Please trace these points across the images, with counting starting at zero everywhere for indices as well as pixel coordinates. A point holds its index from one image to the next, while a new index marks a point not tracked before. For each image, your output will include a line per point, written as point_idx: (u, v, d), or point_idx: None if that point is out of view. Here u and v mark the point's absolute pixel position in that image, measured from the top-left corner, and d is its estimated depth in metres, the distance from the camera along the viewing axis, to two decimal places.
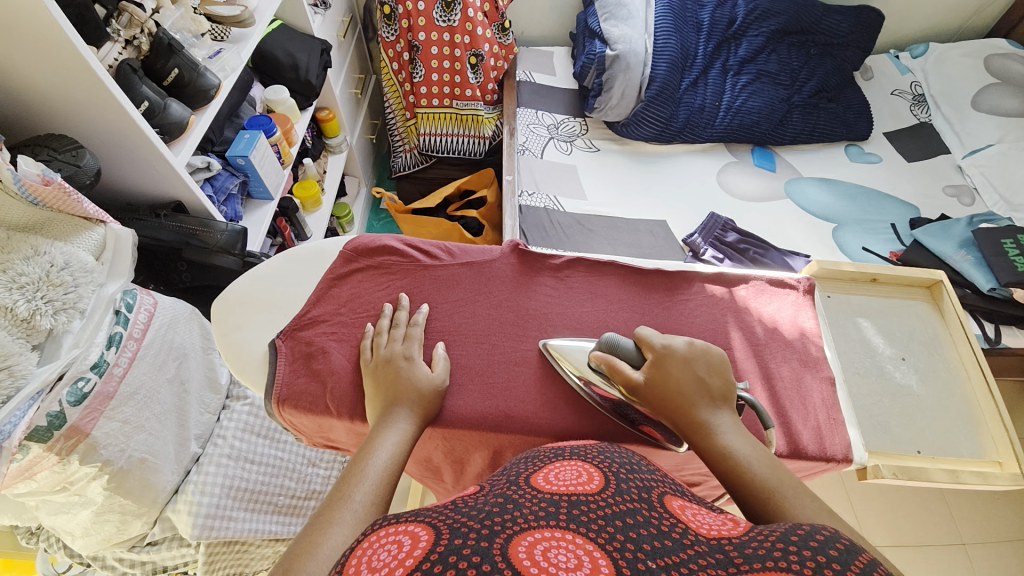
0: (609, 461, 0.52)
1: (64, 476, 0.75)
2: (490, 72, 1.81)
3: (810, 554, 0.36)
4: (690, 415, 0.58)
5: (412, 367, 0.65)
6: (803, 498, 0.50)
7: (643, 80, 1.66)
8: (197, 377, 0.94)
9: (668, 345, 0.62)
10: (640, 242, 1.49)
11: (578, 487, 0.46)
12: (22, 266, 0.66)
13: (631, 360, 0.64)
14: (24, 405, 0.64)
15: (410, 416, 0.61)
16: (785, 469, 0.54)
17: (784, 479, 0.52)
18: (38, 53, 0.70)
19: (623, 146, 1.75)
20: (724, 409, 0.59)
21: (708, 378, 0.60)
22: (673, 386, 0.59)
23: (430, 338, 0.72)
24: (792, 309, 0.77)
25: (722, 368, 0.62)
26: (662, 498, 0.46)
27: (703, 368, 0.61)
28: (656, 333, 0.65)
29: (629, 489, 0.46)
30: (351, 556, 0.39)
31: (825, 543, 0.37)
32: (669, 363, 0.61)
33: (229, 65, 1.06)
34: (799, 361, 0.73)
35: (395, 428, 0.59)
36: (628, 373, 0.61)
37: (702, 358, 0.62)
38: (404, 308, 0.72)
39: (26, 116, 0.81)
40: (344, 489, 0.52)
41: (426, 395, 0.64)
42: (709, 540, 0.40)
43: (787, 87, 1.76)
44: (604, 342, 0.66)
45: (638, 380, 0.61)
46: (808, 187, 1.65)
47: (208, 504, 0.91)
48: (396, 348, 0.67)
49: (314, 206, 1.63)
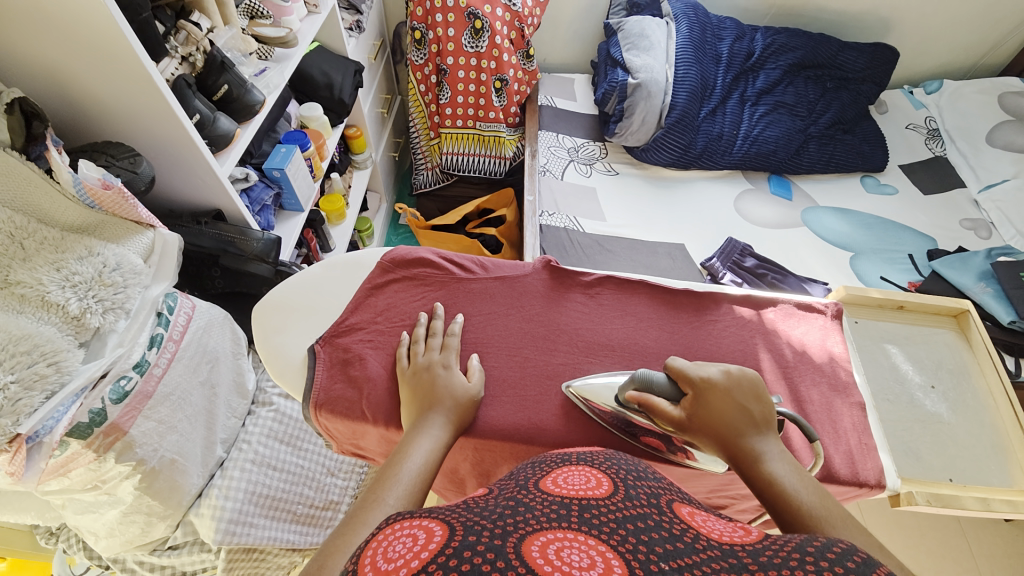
0: (616, 467, 0.51)
1: (98, 473, 0.75)
2: (514, 96, 1.88)
3: (824, 562, 0.36)
4: (735, 445, 0.58)
5: (450, 376, 0.67)
6: (852, 528, 0.50)
7: (664, 107, 1.70)
8: (226, 381, 0.96)
9: (705, 377, 0.62)
10: (659, 264, 1.51)
11: (586, 490, 0.46)
12: (76, 266, 0.70)
13: (669, 395, 0.63)
14: (68, 401, 0.66)
15: (445, 424, 0.62)
16: (832, 497, 0.53)
17: (832, 510, 0.52)
18: (104, 67, 0.75)
19: (642, 170, 1.79)
20: (768, 436, 0.59)
21: (750, 405, 0.60)
22: (715, 418, 0.59)
23: (464, 349, 0.73)
24: (821, 333, 0.77)
25: (760, 392, 0.62)
26: (671, 505, 0.46)
27: (743, 395, 0.61)
28: (687, 363, 0.65)
29: (639, 494, 0.46)
30: (366, 549, 0.38)
31: (840, 555, 0.37)
32: (708, 394, 0.61)
33: (273, 82, 1.11)
34: (829, 385, 0.73)
35: (430, 434, 0.59)
36: (668, 410, 0.61)
37: (740, 384, 0.62)
38: (440, 317, 0.74)
39: (81, 123, 0.84)
40: (378, 492, 0.51)
41: (462, 404, 0.65)
42: (721, 546, 0.40)
43: (804, 118, 1.81)
44: (636, 378, 0.65)
45: (679, 416, 0.61)
46: (824, 216, 1.67)
47: (231, 509, 0.91)
48: (434, 358, 0.68)
49: (338, 219, 1.67)
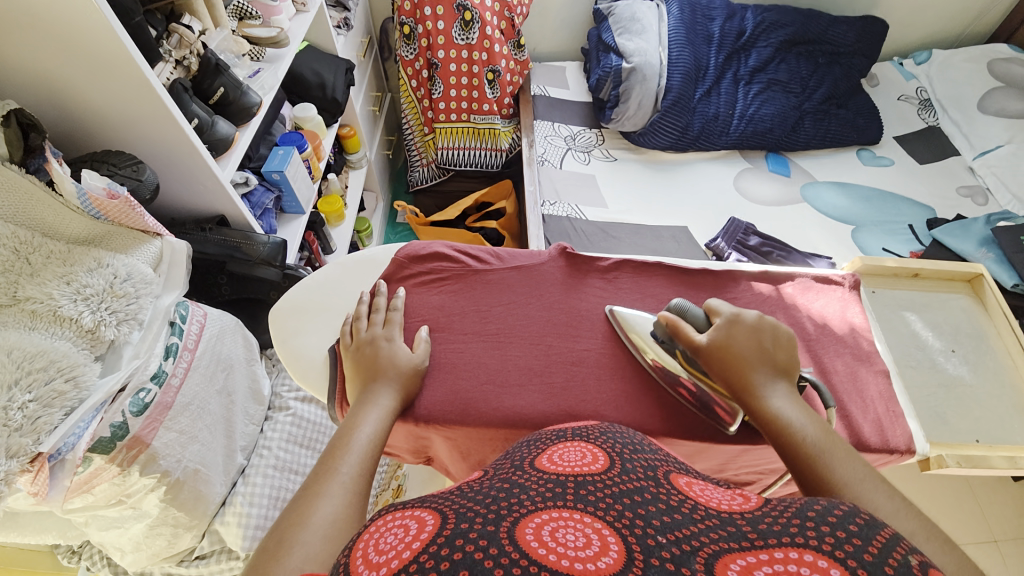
0: (612, 441, 0.51)
1: (122, 488, 0.74)
2: (507, 86, 1.86)
3: (826, 527, 0.35)
4: (745, 379, 0.60)
5: (393, 348, 0.67)
6: (849, 462, 0.52)
7: (660, 90, 1.70)
8: (242, 388, 0.95)
9: (738, 313, 0.66)
10: (664, 248, 1.51)
11: (583, 467, 0.46)
12: (86, 278, 0.68)
13: (699, 326, 0.67)
14: (88, 416, 0.64)
15: (392, 393, 0.63)
16: (836, 437, 0.55)
17: (833, 448, 0.54)
18: (99, 73, 0.72)
19: (640, 155, 1.79)
20: (786, 378, 0.61)
21: (777, 349, 0.63)
22: (738, 349, 0.62)
23: (410, 321, 0.73)
24: (840, 304, 0.77)
25: (790, 344, 0.64)
26: (667, 476, 0.46)
27: (772, 340, 0.64)
28: (726, 305, 0.68)
29: (634, 468, 0.46)
30: (357, 542, 0.38)
31: (842, 519, 0.36)
32: (737, 329, 0.64)
33: (267, 84, 1.08)
34: (852, 355, 0.73)
35: (376, 405, 0.62)
36: (692, 335, 0.65)
37: (773, 331, 0.64)
38: (382, 294, 0.74)
39: (77, 132, 0.82)
40: (332, 464, 0.55)
41: (406, 373, 0.65)
42: (719, 514, 0.39)
43: (798, 94, 1.81)
44: (671, 309, 0.70)
45: (700, 343, 0.64)
46: (823, 191, 1.68)
47: (257, 515, 0.90)
48: (377, 332, 0.69)
49: (338, 220, 1.65)
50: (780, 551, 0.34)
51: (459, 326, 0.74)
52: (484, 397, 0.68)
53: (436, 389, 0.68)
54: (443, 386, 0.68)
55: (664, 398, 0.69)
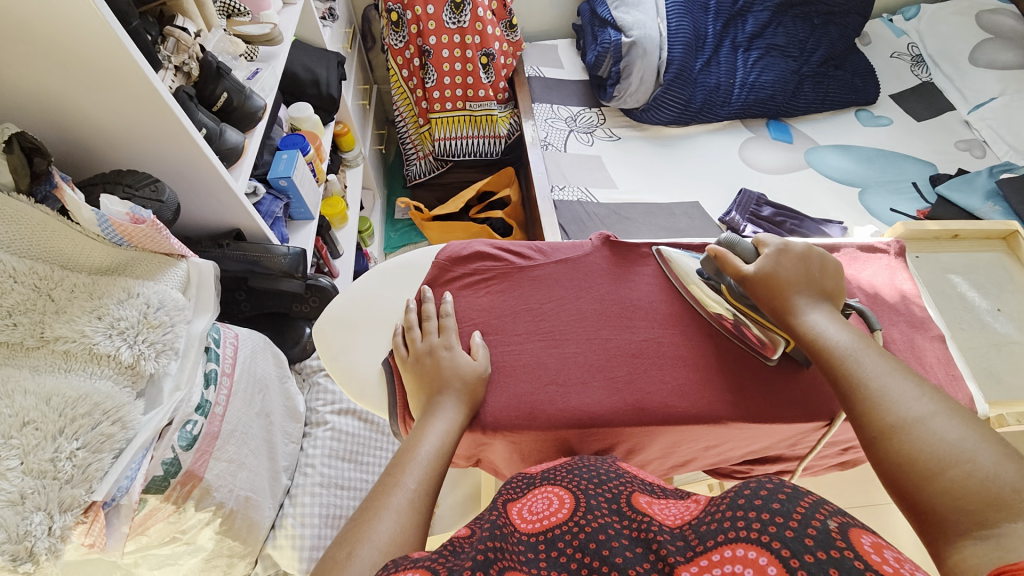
0: (577, 479, 0.57)
1: (177, 525, 0.71)
2: (501, 70, 1.80)
3: (753, 512, 0.43)
4: (789, 301, 0.63)
5: (454, 357, 0.65)
6: (878, 361, 0.55)
7: (661, 64, 1.67)
8: (278, 408, 0.92)
9: (786, 244, 0.66)
10: (678, 225, 1.49)
11: (552, 516, 0.52)
12: (118, 310, 0.63)
13: (748, 257, 0.68)
14: (138, 457, 0.61)
15: (457, 404, 0.62)
16: (871, 343, 0.58)
17: (864, 349, 0.57)
18: (101, 87, 0.67)
19: (643, 132, 1.76)
20: (827, 302, 0.64)
21: (820, 277, 0.65)
22: (783, 278, 0.64)
23: (463, 327, 0.71)
24: (888, 272, 0.77)
25: (834, 271, 0.66)
26: (629, 502, 0.53)
27: (817, 269, 0.65)
28: (775, 236, 0.68)
29: (599, 505, 0.52)
30: None
31: (768, 498, 0.43)
32: (785, 258, 0.65)
33: (269, 85, 1.02)
34: (907, 323, 0.73)
35: (443, 417, 0.60)
36: (740, 267, 0.66)
37: (818, 261, 0.66)
38: (431, 300, 0.71)
39: (79, 153, 0.76)
40: (395, 476, 0.54)
41: (470, 382, 0.64)
42: (671, 530, 0.47)
43: (796, 58, 1.79)
44: (720, 242, 0.71)
45: (748, 274, 0.65)
46: (827, 155, 1.67)
47: (310, 536, 0.89)
48: (434, 342, 0.66)
49: (341, 222, 1.60)
50: (717, 552, 0.41)
51: (512, 327, 0.72)
52: (549, 399, 0.66)
53: (499, 395, 0.66)
54: (506, 391, 0.66)
55: (730, 384, 0.68)
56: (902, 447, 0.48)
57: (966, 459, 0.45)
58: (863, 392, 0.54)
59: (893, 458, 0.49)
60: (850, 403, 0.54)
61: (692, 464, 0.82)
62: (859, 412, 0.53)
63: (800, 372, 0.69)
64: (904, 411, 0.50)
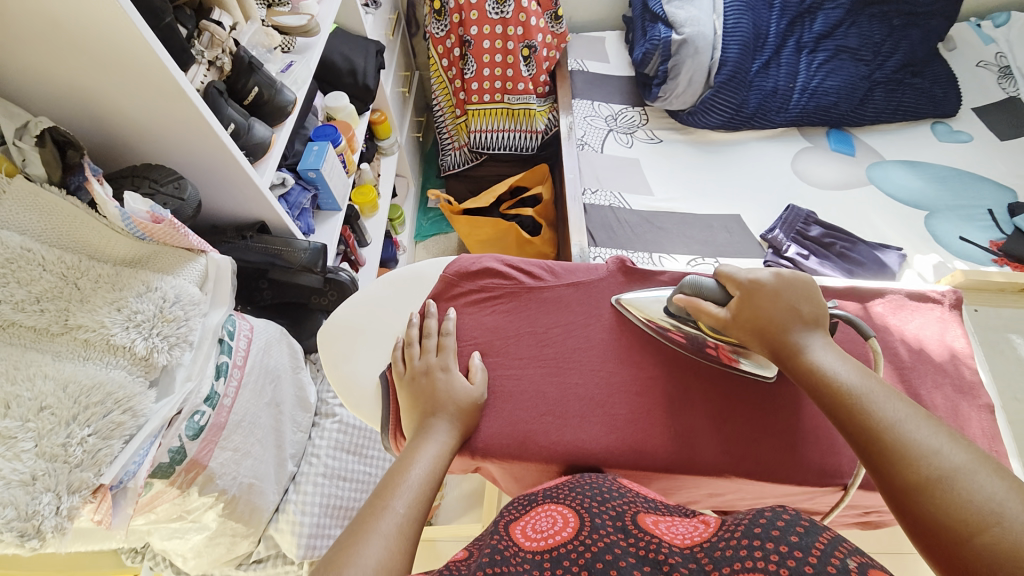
0: (580, 493, 0.56)
1: (182, 506, 0.75)
2: (543, 62, 1.74)
3: (770, 544, 0.43)
4: (779, 341, 0.57)
5: (450, 380, 0.64)
6: (891, 400, 0.49)
7: (713, 64, 1.57)
8: (289, 397, 0.95)
9: (754, 279, 0.60)
10: (714, 239, 1.41)
11: (557, 535, 0.51)
12: (137, 303, 0.66)
13: (717, 298, 0.63)
14: (147, 443, 0.64)
15: (450, 429, 0.61)
16: (876, 377, 0.52)
17: (871, 387, 0.51)
18: (131, 83, 0.68)
19: (687, 135, 1.66)
20: (817, 331, 0.58)
21: (800, 305, 0.58)
22: (763, 316, 0.58)
23: (464, 346, 0.70)
24: (938, 326, 0.70)
25: (812, 293, 0.60)
26: (635, 518, 0.53)
27: (794, 295, 0.59)
28: (741, 268, 0.63)
29: (604, 523, 0.52)
30: None
31: (786, 528, 0.44)
32: (757, 295, 0.60)
33: (300, 77, 1.03)
34: (953, 386, 0.65)
35: (433, 441, 0.59)
36: (715, 312, 0.62)
37: (793, 286, 0.60)
38: (433, 316, 0.70)
39: (114, 144, 0.78)
40: (383, 499, 0.54)
41: (464, 408, 0.63)
42: (682, 551, 0.48)
43: (869, 62, 1.62)
44: (684, 285, 0.66)
45: (725, 318, 0.61)
46: (892, 172, 1.52)
47: (310, 524, 0.92)
48: (431, 361, 0.66)
49: (372, 211, 1.62)
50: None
51: (514, 351, 0.70)
52: (544, 430, 0.64)
53: (494, 420, 0.65)
54: (501, 417, 0.65)
55: (739, 435, 0.64)
56: (927, 506, 0.42)
57: (996, 521, 0.39)
58: (882, 442, 0.47)
59: (921, 522, 0.42)
60: (865, 454, 0.48)
61: (693, 505, 0.78)
62: (876, 465, 0.47)
63: (818, 428, 0.64)
64: (933, 463, 0.44)
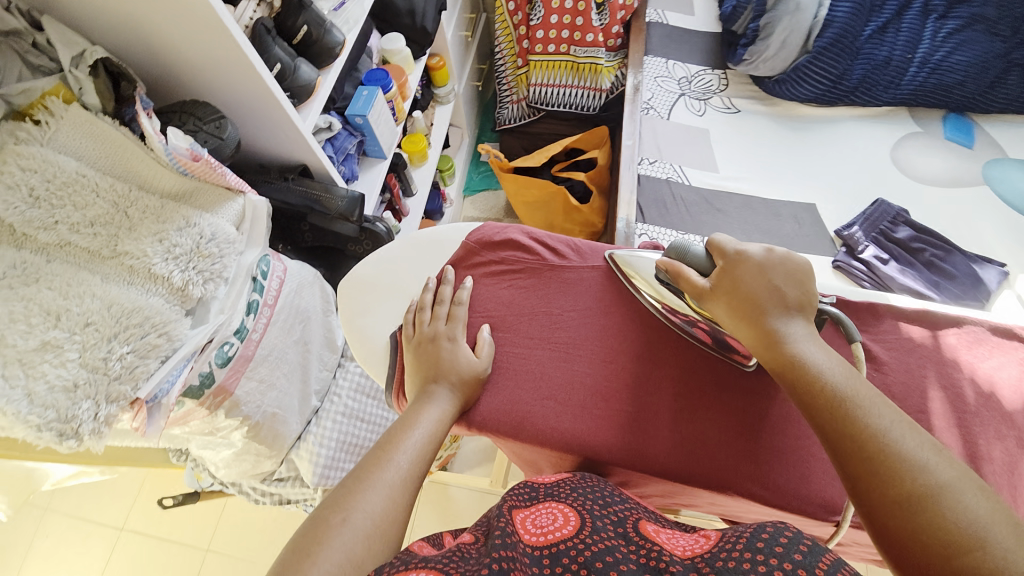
0: (580, 496, 0.53)
1: (212, 424, 0.83)
2: (618, 12, 1.58)
3: (773, 559, 0.39)
4: (760, 320, 0.54)
5: (456, 350, 0.64)
6: (878, 408, 0.46)
7: (815, 25, 1.35)
8: (317, 338, 0.99)
9: (741, 252, 0.58)
10: (779, 230, 1.26)
11: (557, 532, 0.48)
12: (176, 237, 0.70)
13: (702, 267, 0.61)
14: (180, 366, 0.70)
15: (451, 397, 0.61)
16: (861, 379, 0.48)
17: (851, 381, 0.48)
18: (176, 15, 0.67)
19: (770, 107, 1.47)
20: (801, 318, 0.54)
21: (785, 286, 0.55)
22: (745, 292, 0.55)
23: (475, 318, 0.69)
24: (1018, 369, 0.60)
25: (804, 277, 0.56)
26: (636, 526, 0.50)
27: (780, 276, 0.56)
28: (733, 240, 0.61)
29: (604, 526, 0.48)
30: None
31: (789, 545, 0.39)
32: (741, 269, 0.57)
33: (353, 17, 1.00)
34: (1018, 442, 0.56)
35: (433, 406, 0.59)
36: (695, 280, 0.59)
37: (781, 266, 0.56)
38: (449, 283, 0.70)
39: (167, 77, 0.80)
40: (388, 452, 0.55)
41: (467, 380, 0.62)
42: (683, 561, 0.43)
43: (1003, 41, 1.32)
44: (673, 250, 0.64)
45: (705, 288, 0.59)
46: (1014, 172, 1.28)
47: (325, 456, 0.99)
48: (440, 329, 0.66)
49: (421, 160, 1.60)
50: None
51: (526, 329, 0.67)
52: (543, 413, 0.62)
53: (494, 396, 0.64)
54: (502, 394, 0.64)
55: (753, 453, 0.59)
56: (900, 520, 0.40)
57: (977, 545, 0.37)
58: (867, 449, 0.43)
59: (888, 537, 0.40)
60: (842, 459, 0.44)
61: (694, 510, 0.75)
62: (852, 471, 0.43)
63: None
64: (920, 479, 0.41)
